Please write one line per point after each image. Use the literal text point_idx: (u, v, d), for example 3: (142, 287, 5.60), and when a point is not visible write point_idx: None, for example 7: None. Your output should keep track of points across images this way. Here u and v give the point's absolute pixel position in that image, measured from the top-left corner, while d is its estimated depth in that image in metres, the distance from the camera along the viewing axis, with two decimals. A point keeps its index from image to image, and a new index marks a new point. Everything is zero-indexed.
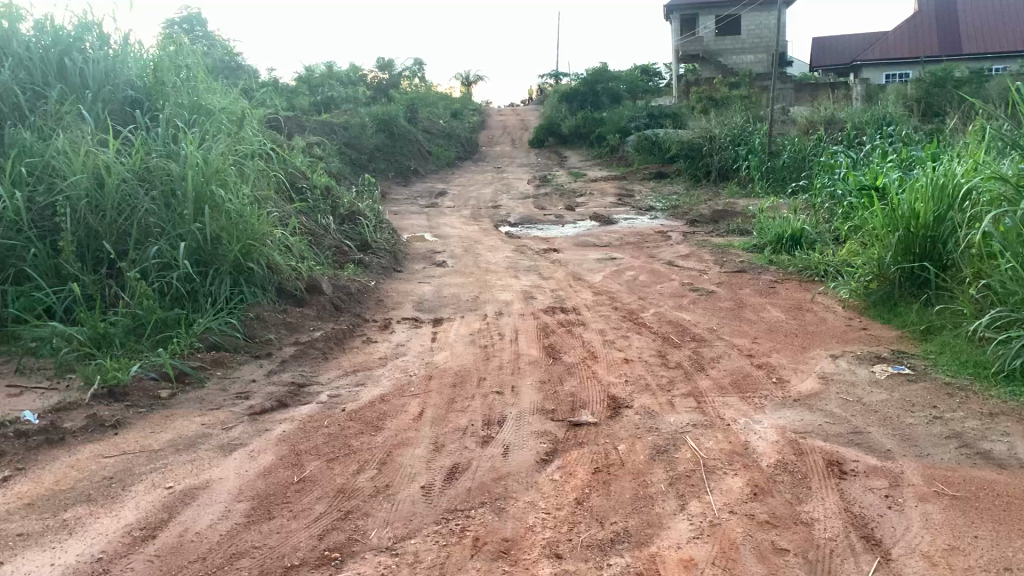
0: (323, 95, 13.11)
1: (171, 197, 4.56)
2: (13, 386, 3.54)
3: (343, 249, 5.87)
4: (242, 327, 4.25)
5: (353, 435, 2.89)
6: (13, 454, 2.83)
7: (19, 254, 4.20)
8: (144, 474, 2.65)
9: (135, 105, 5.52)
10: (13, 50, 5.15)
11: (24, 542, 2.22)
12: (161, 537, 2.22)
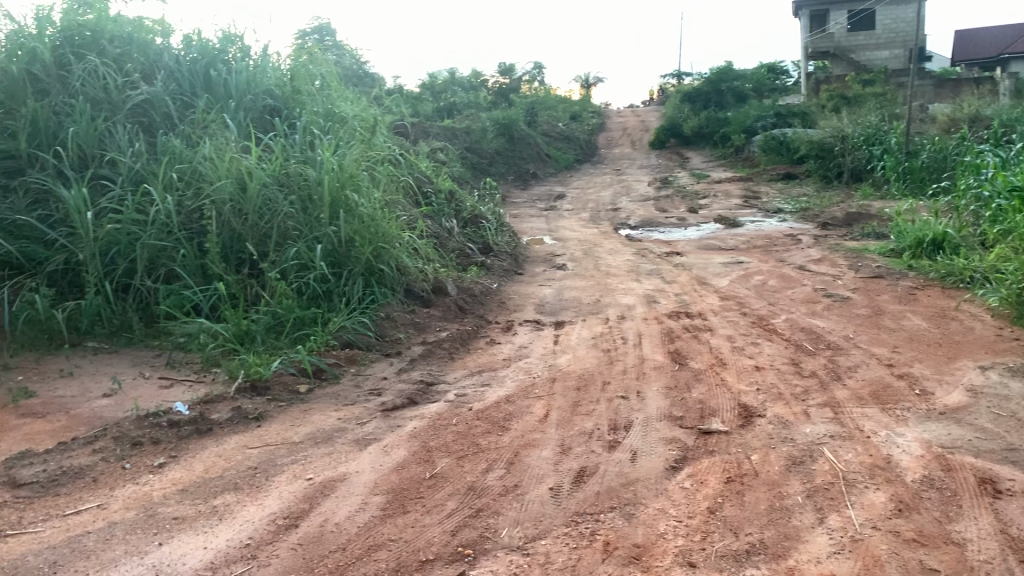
0: (445, 101, 13.35)
1: (308, 201, 4.78)
2: (165, 379, 3.80)
3: (466, 252, 5.99)
4: (374, 326, 4.39)
5: (481, 434, 2.94)
6: (167, 443, 3.03)
7: (170, 254, 4.49)
8: (285, 465, 2.78)
9: (273, 113, 5.81)
10: (165, 63, 5.51)
11: (179, 526, 2.37)
12: (303, 526, 2.33)
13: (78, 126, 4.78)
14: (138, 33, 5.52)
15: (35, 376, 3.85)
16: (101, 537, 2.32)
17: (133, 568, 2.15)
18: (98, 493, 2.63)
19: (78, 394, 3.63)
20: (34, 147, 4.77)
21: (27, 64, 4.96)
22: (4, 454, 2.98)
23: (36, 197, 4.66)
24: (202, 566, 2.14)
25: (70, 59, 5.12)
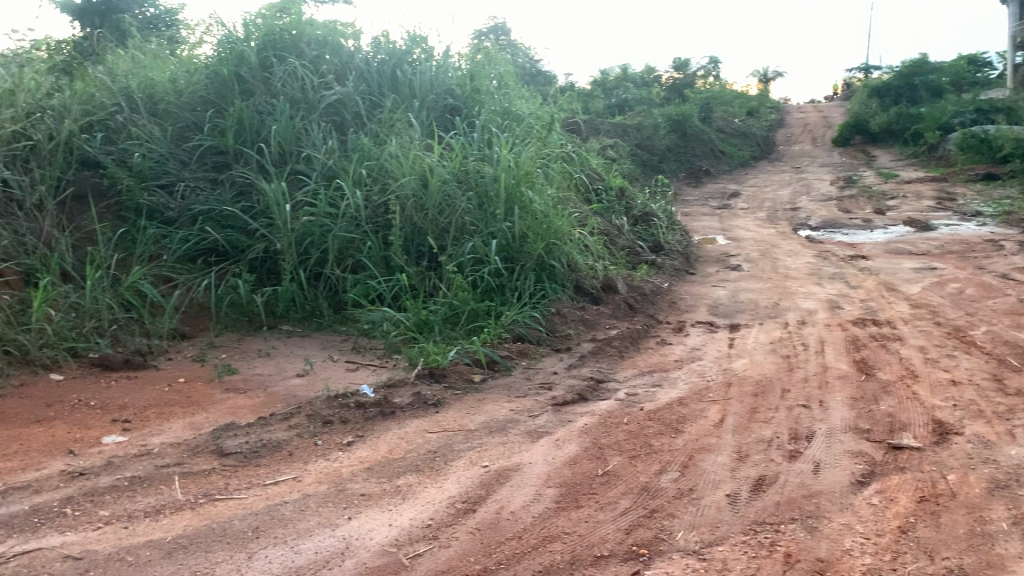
0: (618, 97, 13.28)
1: (484, 197, 4.91)
2: (351, 363, 4.04)
3: (636, 250, 5.96)
4: (545, 321, 4.45)
5: (654, 435, 2.93)
6: (354, 423, 3.22)
7: (357, 246, 4.75)
8: (463, 451, 2.89)
9: (453, 111, 6.00)
10: (356, 65, 5.83)
11: (367, 502, 2.52)
12: (481, 512, 2.41)
13: (278, 124, 5.15)
14: (332, 37, 5.85)
15: (237, 355, 4.19)
16: (297, 507, 2.50)
17: (325, 539, 2.30)
18: (293, 466, 2.84)
19: (274, 373, 3.93)
20: (241, 144, 5.19)
21: (236, 66, 5.45)
22: (212, 424, 3.27)
23: (241, 189, 5.06)
24: (388, 542, 2.26)
25: (273, 62, 5.51)
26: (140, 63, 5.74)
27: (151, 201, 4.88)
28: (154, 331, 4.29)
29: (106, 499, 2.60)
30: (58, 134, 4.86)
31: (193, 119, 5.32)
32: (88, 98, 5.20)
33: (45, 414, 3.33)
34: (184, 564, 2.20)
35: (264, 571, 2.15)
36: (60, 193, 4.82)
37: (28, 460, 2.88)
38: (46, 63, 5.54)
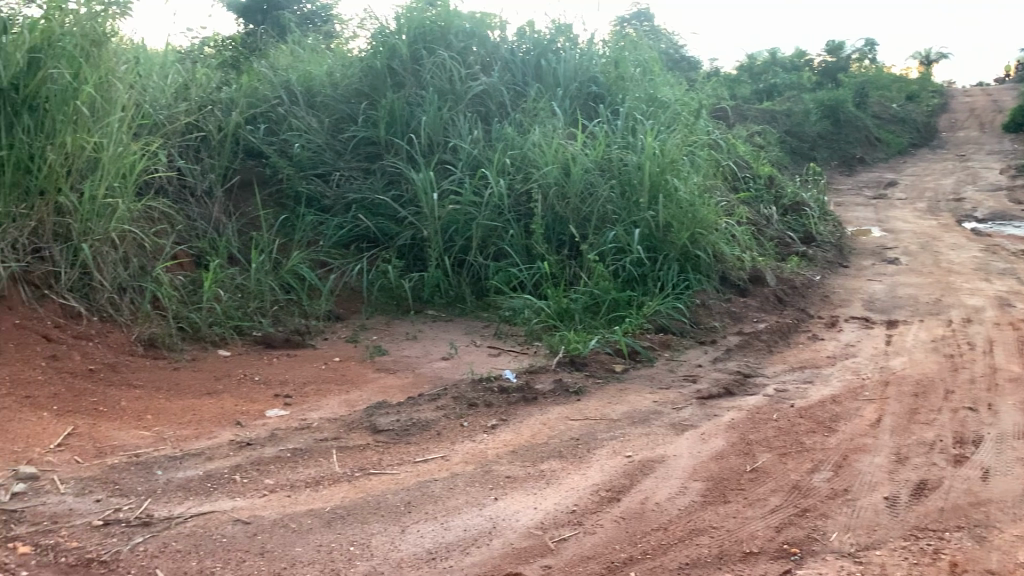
0: (766, 82, 12.83)
1: (627, 186, 4.88)
2: (494, 348, 4.12)
3: (786, 241, 5.77)
4: (689, 312, 4.38)
5: (805, 433, 2.84)
6: (498, 406, 3.28)
7: (500, 234, 4.84)
8: (606, 440, 2.89)
9: (597, 99, 5.97)
10: (501, 55, 5.91)
11: (512, 484, 2.57)
12: (625, 501, 2.41)
13: (427, 116, 5.30)
14: (479, 28, 5.94)
15: (387, 337, 4.35)
16: (445, 485, 2.59)
17: (473, 518, 2.37)
18: (441, 445, 2.93)
19: (421, 355, 4.06)
20: (391, 135, 5.38)
21: (388, 59, 5.64)
22: (365, 402, 3.42)
23: (391, 178, 5.25)
24: (534, 525, 2.30)
25: (422, 55, 5.66)
26: (300, 58, 6.03)
27: (309, 189, 5.15)
28: (310, 312, 4.52)
29: (271, 468, 2.77)
30: (226, 126, 5.19)
31: (348, 111, 5.55)
32: (253, 92, 5.52)
33: (215, 387, 3.58)
34: (342, 533, 2.33)
35: (415, 545, 2.24)
36: (227, 182, 5.15)
37: (201, 429, 3.12)
38: (216, 59, 5.91)
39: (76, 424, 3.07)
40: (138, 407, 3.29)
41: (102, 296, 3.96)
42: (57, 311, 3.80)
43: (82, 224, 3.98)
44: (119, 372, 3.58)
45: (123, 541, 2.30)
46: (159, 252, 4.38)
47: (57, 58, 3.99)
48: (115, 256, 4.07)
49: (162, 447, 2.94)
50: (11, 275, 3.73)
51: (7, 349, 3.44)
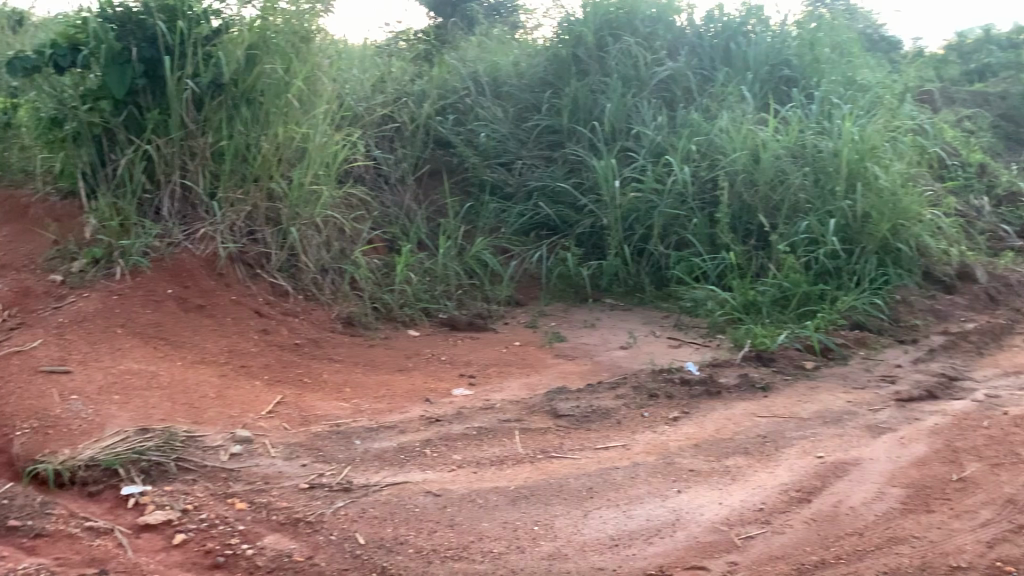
0: (977, 62, 11.80)
1: (822, 173, 4.66)
2: (675, 339, 4.07)
3: (998, 235, 5.31)
4: (888, 308, 4.13)
5: (1021, 444, 2.63)
6: (680, 398, 3.24)
7: (683, 222, 4.76)
8: (795, 439, 2.79)
9: (789, 83, 5.72)
10: (688, 39, 5.79)
11: (696, 478, 2.54)
12: (816, 503, 2.34)
13: (611, 103, 5.29)
14: (665, 13, 5.84)
15: (566, 324, 4.40)
16: (628, 474, 2.59)
17: (656, 508, 2.36)
18: (622, 434, 2.93)
19: (600, 343, 4.08)
20: (575, 123, 5.41)
21: (574, 47, 5.67)
22: (546, 387, 3.48)
23: (572, 166, 5.28)
24: (719, 520, 2.27)
25: (608, 42, 5.64)
26: (487, 49, 6.17)
27: (493, 177, 5.28)
28: (493, 297, 4.65)
29: (458, 445, 2.88)
30: (418, 117, 5.42)
31: (532, 100, 5.63)
32: (443, 83, 5.71)
33: (406, 364, 3.77)
34: (527, 512, 2.39)
35: (598, 530, 2.27)
36: (418, 170, 5.38)
37: (394, 403, 3.29)
38: (410, 52, 6.16)
39: (284, 393, 3.33)
40: (338, 380, 3.52)
41: (306, 276, 4.26)
42: (267, 290, 4.13)
43: (290, 209, 4.31)
44: (320, 347, 3.84)
45: (326, 505, 2.47)
46: (357, 236, 4.64)
47: (271, 54, 4.30)
48: (318, 239, 4.37)
49: (359, 418, 3.12)
50: (229, 256, 4.10)
51: (225, 322, 3.79)
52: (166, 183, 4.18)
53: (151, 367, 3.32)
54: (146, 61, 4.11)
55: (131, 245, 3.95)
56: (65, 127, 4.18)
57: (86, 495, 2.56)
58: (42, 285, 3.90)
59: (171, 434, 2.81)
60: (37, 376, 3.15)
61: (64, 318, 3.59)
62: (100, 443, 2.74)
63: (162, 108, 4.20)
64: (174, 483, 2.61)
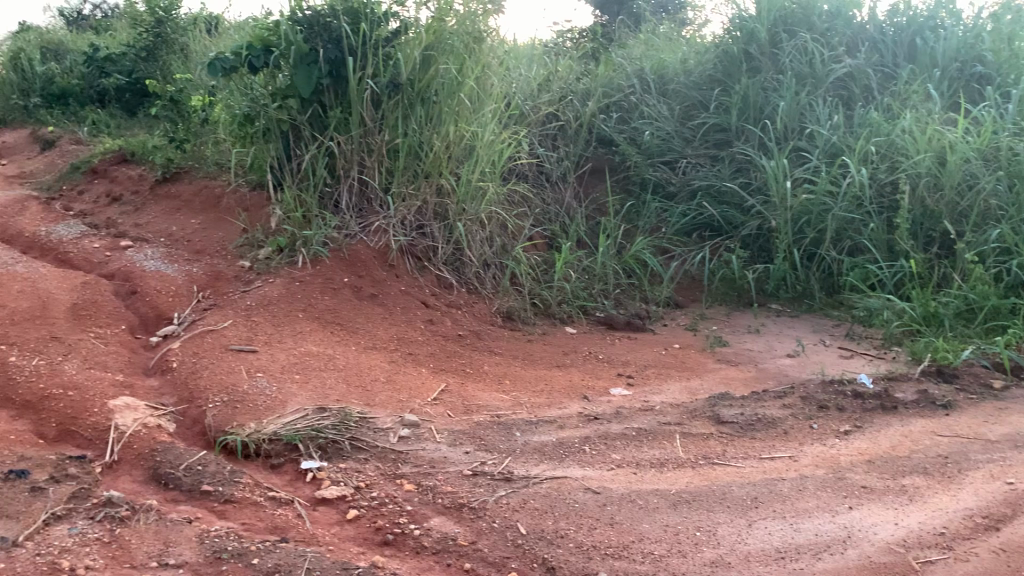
0: None
1: (1017, 178, 4.32)
2: (846, 350, 3.90)
3: None
4: None
5: None
6: (851, 411, 3.10)
7: (857, 227, 4.55)
8: (981, 463, 2.61)
9: (983, 81, 5.33)
10: (869, 34, 5.49)
11: (869, 495, 2.43)
12: (1007, 532, 2.20)
13: (784, 101, 5.11)
14: (844, 7, 5.55)
15: (728, 329, 4.30)
16: (795, 486, 2.51)
17: (826, 523, 2.28)
18: (788, 445, 2.84)
19: (764, 350, 3.96)
20: (744, 121, 5.27)
21: (745, 43, 5.51)
22: (707, 392, 3.41)
23: (739, 166, 5.14)
24: (895, 541, 2.18)
25: (783, 38, 5.44)
26: (654, 47, 6.11)
27: (656, 176, 5.23)
28: (651, 297, 4.63)
29: (617, 444, 2.89)
30: (583, 116, 5.46)
31: (700, 98, 5.53)
32: (608, 81, 5.70)
33: (564, 360, 3.81)
34: (688, 517, 2.36)
35: (763, 541, 2.21)
36: (580, 168, 5.42)
37: (552, 398, 3.33)
38: (577, 51, 6.18)
39: (448, 381, 3.45)
40: (498, 372, 3.60)
41: (470, 270, 4.40)
42: (433, 282, 4.30)
43: (458, 205, 4.45)
44: (482, 339, 3.94)
45: (489, 492, 2.54)
46: (518, 233, 4.75)
47: (445, 54, 4.45)
48: (482, 234, 4.50)
49: (519, 411, 3.18)
50: (400, 248, 4.30)
51: (395, 311, 3.96)
52: (345, 178, 4.39)
53: (328, 350, 3.52)
54: (331, 62, 4.33)
55: (311, 235, 4.19)
56: (257, 123, 4.47)
57: (269, 467, 2.75)
58: (232, 270, 4.22)
59: (345, 414, 2.98)
60: (227, 354, 3.41)
61: (251, 301, 3.87)
62: (282, 419, 2.93)
63: (344, 106, 4.42)
64: (347, 461, 2.77)
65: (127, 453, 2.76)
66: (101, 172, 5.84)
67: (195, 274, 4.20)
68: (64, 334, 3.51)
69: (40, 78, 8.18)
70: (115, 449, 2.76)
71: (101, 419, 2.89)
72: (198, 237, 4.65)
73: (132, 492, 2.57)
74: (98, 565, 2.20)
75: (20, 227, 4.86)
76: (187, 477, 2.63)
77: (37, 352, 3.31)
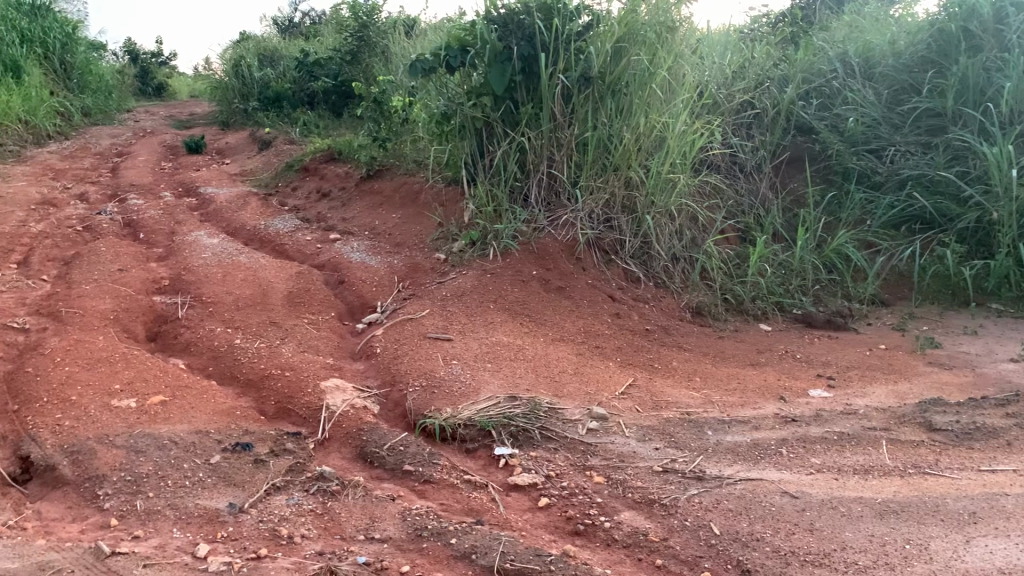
0: None
1: None
2: None
3: None
4: None
5: None
6: None
7: None
8: None
9: None
10: None
11: None
12: None
13: (1010, 81, 4.64)
14: None
15: (941, 329, 4.00)
16: (1020, 504, 2.34)
17: None
18: (1013, 458, 2.64)
19: (983, 354, 3.65)
20: (962, 105, 4.85)
21: (965, 21, 5.00)
22: (917, 396, 3.19)
23: (956, 153, 4.75)
24: None
25: (1010, 12, 4.86)
26: (860, 28, 5.75)
27: (860, 165, 4.93)
28: (854, 295, 4.39)
29: (818, 447, 2.77)
30: (780, 103, 5.24)
31: (911, 81, 5.13)
32: (809, 66, 5.44)
33: (758, 359, 3.69)
34: (897, 529, 2.24)
35: (984, 560, 2.06)
36: (777, 158, 5.23)
37: (747, 398, 3.23)
38: (775, 36, 5.92)
39: (636, 376, 3.43)
40: (688, 369, 3.54)
41: (658, 264, 4.35)
42: (621, 276, 4.29)
43: (648, 197, 4.39)
44: (671, 334, 3.88)
45: (681, 490, 2.51)
46: (710, 225, 4.65)
47: (637, 46, 4.38)
48: (672, 228, 4.43)
49: (711, 409, 3.12)
50: (587, 242, 4.32)
51: (582, 304, 3.98)
52: (535, 172, 4.48)
53: (518, 341, 3.61)
54: (523, 58, 4.41)
55: (502, 230, 4.32)
56: (453, 120, 4.65)
57: (464, 451, 2.87)
58: (428, 262, 4.42)
59: (535, 404, 3.04)
60: (425, 342, 3.57)
61: (446, 292, 4.03)
62: (476, 405, 3.04)
63: (535, 102, 4.50)
64: (538, 449, 2.83)
65: (337, 431, 2.96)
66: (313, 170, 6.28)
67: (395, 266, 4.44)
68: (281, 320, 3.82)
69: (258, 84, 8.93)
70: (326, 427, 2.96)
71: (313, 399, 3.11)
72: (398, 230, 4.91)
73: (342, 468, 2.76)
74: (312, 535, 2.38)
75: (243, 221, 5.32)
76: (390, 456, 2.79)
77: (258, 336, 3.62)
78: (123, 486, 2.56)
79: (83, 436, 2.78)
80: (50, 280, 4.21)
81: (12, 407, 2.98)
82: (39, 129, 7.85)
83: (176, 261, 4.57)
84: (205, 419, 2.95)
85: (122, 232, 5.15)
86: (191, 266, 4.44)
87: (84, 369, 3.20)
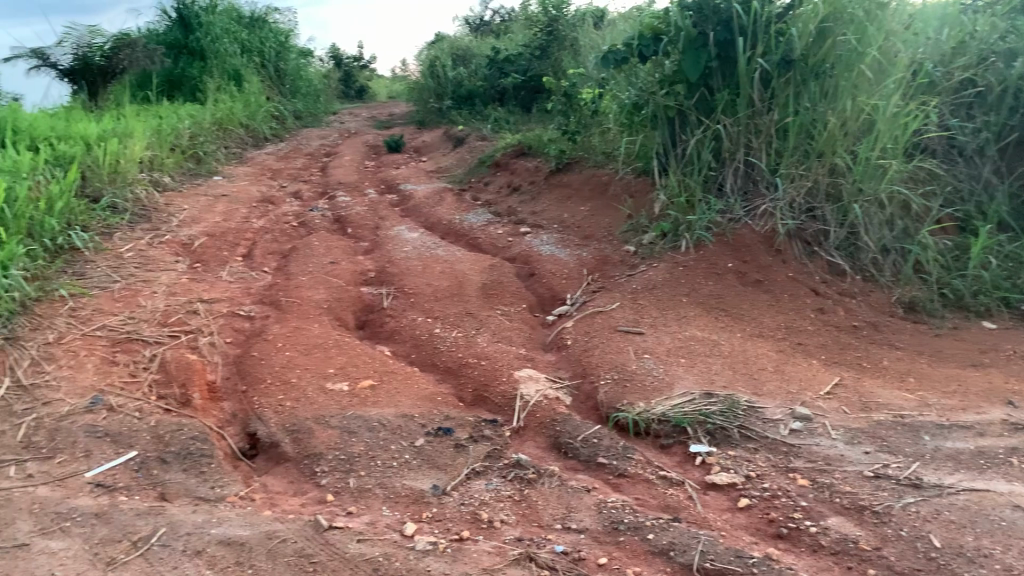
0: None
1: None
2: None
3: None
4: None
5: None
6: None
7: None
8: None
9: None
10: None
11: None
12: None
13: None
14: None
15: None
16: None
17: None
18: None
19: None
20: None
21: None
22: None
23: None
24: None
25: None
26: None
27: None
28: None
29: None
30: (1008, 80, 4.60)
31: None
32: None
33: (980, 359, 3.39)
34: None
35: None
36: (1002, 141, 4.68)
37: (968, 402, 2.98)
38: None
39: (843, 375, 3.25)
40: (901, 368, 3.31)
41: (866, 256, 4.10)
42: (824, 268, 4.09)
43: (855, 184, 4.14)
44: (880, 331, 3.65)
45: (895, 498, 2.36)
46: (925, 215, 4.31)
47: (844, 25, 4.13)
48: (881, 217, 4.15)
49: (927, 412, 2.90)
50: (788, 233, 4.14)
51: (782, 299, 3.82)
52: (731, 161, 4.36)
53: (714, 336, 3.53)
54: (720, 44, 4.30)
55: (695, 221, 4.25)
56: (644, 110, 4.63)
57: (658, 446, 2.84)
58: (619, 254, 4.43)
59: (733, 401, 2.96)
60: (616, 335, 3.57)
61: (638, 284, 4.02)
62: (670, 400, 3.00)
63: (732, 88, 4.37)
64: (736, 449, 2.76)
65: (532, 420, 3.02)
66: (504, 165, 6.43)
67: (586, 258, 4.46)
68: (477, 310, 3.94)
69: (451, 83, 9.24)
70: (521, 416, 3.03)
71: (508, 388, 3.19)
72: (588, 223, 4.94)
73: (536, 456, 2.81)
74: (512, 520, 2.45)
75: (441, 215, 5.56)
76: (584, 448, 2.81)
77: (456, 326, 3.77)
78: (338, 464, 2.75)
79: (301, 415, 3.02)
80: (270, 272, 4.58)
81: (241, 387, 3.28)
82: (258, 132, 8.53)
83: (381, 253, 4.85)
84: (410, 404, 3.10)
85: (333, 227, 5.52)
86: (393, 259, 4.68)
87: (302, 355, 3.46)
